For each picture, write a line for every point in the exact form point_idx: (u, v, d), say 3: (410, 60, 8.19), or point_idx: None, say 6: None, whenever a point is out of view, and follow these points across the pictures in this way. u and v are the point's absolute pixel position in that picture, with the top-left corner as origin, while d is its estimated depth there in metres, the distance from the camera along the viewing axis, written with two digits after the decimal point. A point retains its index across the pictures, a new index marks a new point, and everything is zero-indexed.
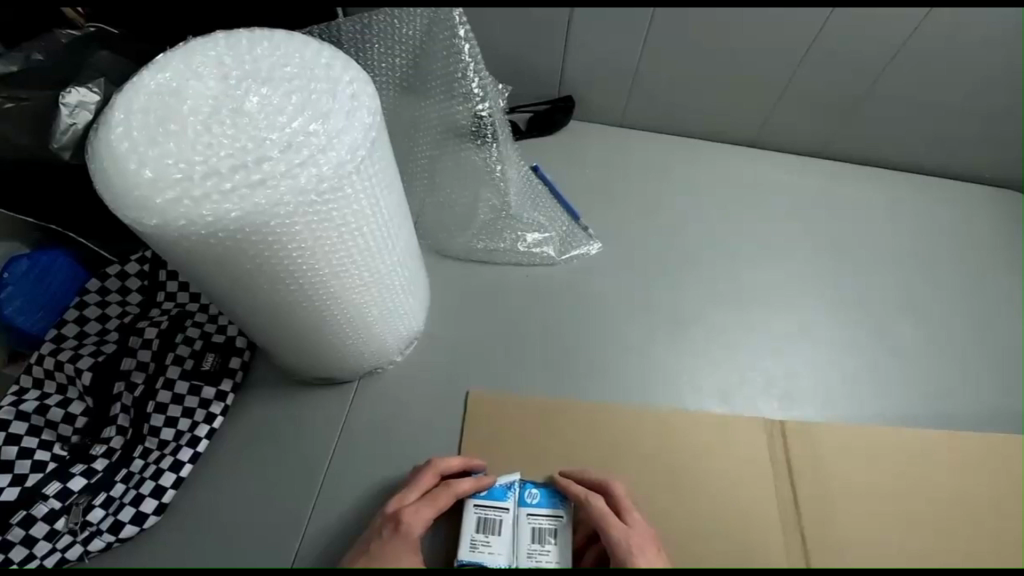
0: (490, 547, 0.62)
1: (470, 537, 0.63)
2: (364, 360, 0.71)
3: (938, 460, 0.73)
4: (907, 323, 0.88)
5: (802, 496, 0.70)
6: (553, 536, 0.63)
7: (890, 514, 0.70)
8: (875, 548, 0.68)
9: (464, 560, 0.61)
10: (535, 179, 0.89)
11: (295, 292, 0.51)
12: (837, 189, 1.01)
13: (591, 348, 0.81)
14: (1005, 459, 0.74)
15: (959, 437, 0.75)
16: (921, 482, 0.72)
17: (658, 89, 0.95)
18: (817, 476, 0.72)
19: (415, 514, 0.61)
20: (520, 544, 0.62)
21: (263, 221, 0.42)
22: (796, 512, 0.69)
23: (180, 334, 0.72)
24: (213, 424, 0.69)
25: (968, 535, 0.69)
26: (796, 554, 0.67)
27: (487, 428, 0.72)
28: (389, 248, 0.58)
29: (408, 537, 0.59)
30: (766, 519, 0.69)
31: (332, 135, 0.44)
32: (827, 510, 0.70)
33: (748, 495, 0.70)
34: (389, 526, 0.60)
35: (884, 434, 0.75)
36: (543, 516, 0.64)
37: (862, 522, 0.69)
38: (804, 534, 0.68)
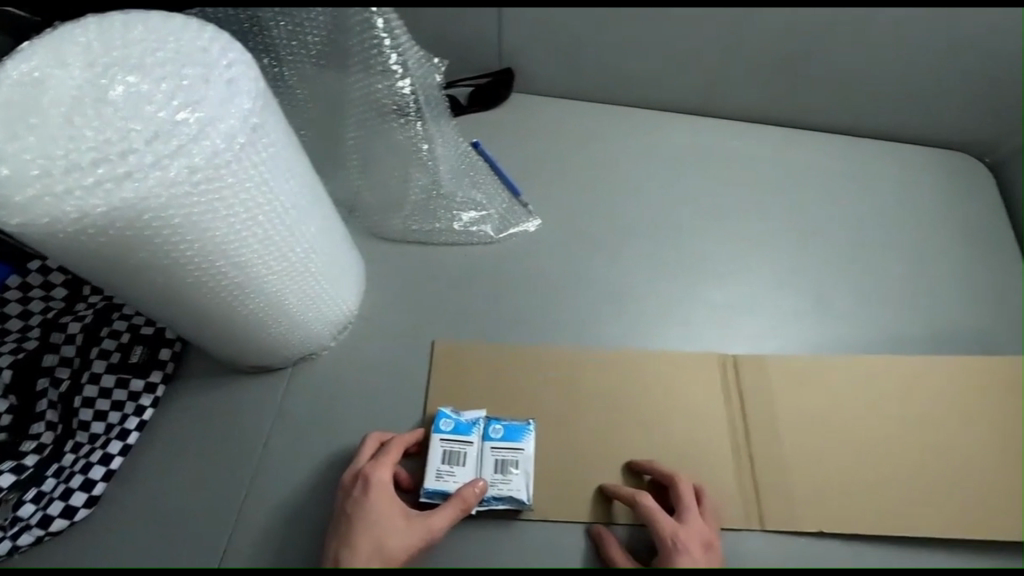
0: (454, 477, 0.64)
1: (436, 468, 0.64)
2: (292, 347, 0.70)
3: (891, 393, 0.76)
4: (848, 293, 0.88)
5: (752, 427, 0.74)
6: (516, 467, 0.65)
7: (832, 450, 0.72)
8: (814, 485, 0.70)
9: (430, 489, 0.63)
10: (473, 155, 0.89)
11: (195, 287, 0.50)
12: (786, 156, 1.00)
13: (527, 326, 0.81)
14: (952, 388, 0.76)
15: (909, 370, 0.77)
16: (867, 413, 0.74)
17: (597, 58, 0.93)
18: (767, 413, 0.74)
19: (377, 467, 0.62)
20: (483, 476, 0.64)
21: (135, 215, 0.41)
22: (747, 446, 0.72)
23: (106, 327, 0.71)
24: (144, 417, 0.69)
25: (917, 458, 0.72)
26: (746, 482, 0.70)
27: (454, 371, 0.75)
28: (295, 236, 0.57)
29: (381, 488, 0.61)
30: (717, 452, 0.72)
31: (205, 123, 0.42)
32: (775, 439, 0.73)
33: (697, 428, 0.73)
34: (359, 485, 0.61)
35: (835, 367, 0.77)
36: (506, 448, 0.66)
37: (808, 449, 0.72)
38: (755, 463, 0.71)
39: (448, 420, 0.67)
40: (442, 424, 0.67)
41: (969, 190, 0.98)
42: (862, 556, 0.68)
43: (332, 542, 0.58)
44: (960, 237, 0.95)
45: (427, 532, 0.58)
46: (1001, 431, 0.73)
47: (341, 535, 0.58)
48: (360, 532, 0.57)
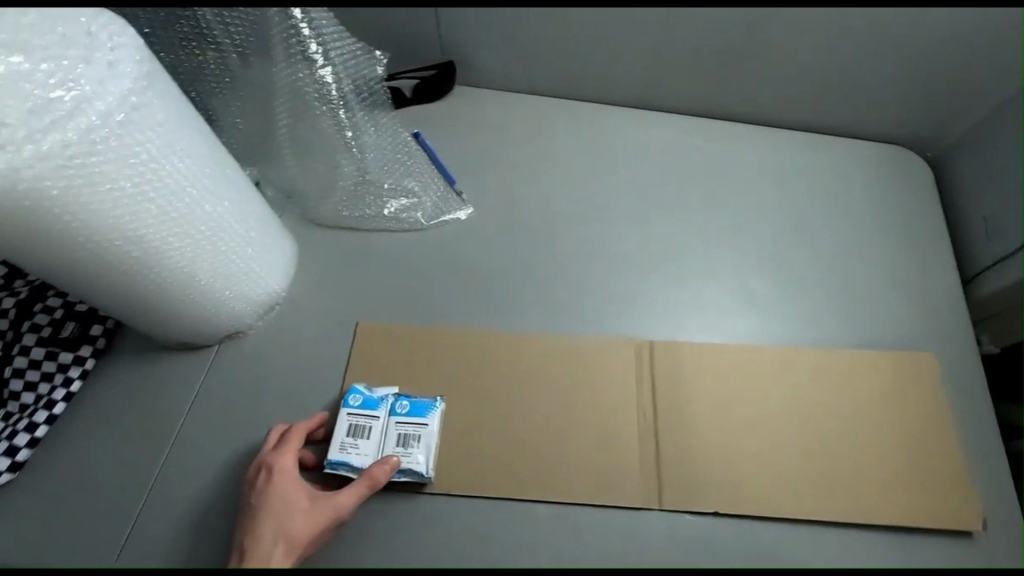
0: (357, 449, 0.68)
1: (340, 441, 0.68)
2: (209, 328, 0.73)
3: (800, 377, 0.78)
4: (778, 286, 0.88)
5: (660, 409, 0.76)
6: (417, 442, 0.68)
7: (734, 433, 0.74)
8: (712, 466, 0.72)
9: (334, 461, 0.67)
10: (412, 145, 0.92)
11: (92, 258, 0.53)
12: (727, 147, 1.00)
13: (451, 311, 0.83)
14: (864, 374, 0.78)
15: (819, 360, 0.79)
16: (772, 399, 0.76)
17: (535, 52, 0.96)
18: (675, 396, 0.76)
19: (278, 457, 0.64)
20: (385, 448, 0.68)
21: (9, 186, 0.43)
22: (653, 425, 0.75)
23: (39, 303, 0.74)
24: (71, 388, 0.72)
25: (820, 442, 0.74)
26: (648, 461, 0.73)
27: (375, 351, 0.79)
28: (199, 214, 0.60)
29: (284, 476, 0.63)
30: (622, 431, 0.75)
31: (80, 102, 0.45)
32: (681, 421, 0.75)
33: (605, 410, 0.76)
34: (261, 477, 0.63)
35: (746, 354, 0.79)
36: (410, 423, 0.69)
37: (711, 432, 0.74)
38: (659, 443, 0.74)
39: (358, 395, 0.71)
40: (351, 398, 0.70)
41: (919, 183, 0.96)
42: (753, 537, 0.70)
43: (239, 532, 0.60)
44: (910, 229, 0.92)
45: (332, 513, 0.61)
46: (907, 418, 0.75)
47: (246, 524, 0.60)
48: (264, 520, 0.60)
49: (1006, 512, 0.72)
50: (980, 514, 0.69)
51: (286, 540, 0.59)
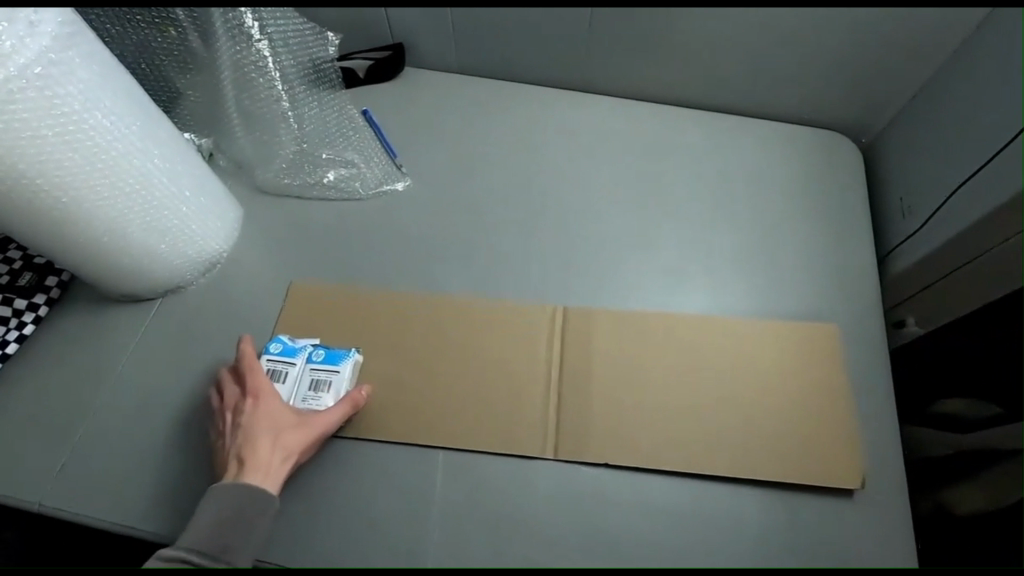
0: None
1: None
2: (149, 279, 0.79)
3: (703, 342, 0.81)
4: (699, 259, 0.91)
5: (566, 367, 0.80)
6: (328, 386, 0.75)
7: (632, 390, 0.78)
8: (608, 420, 0.77)
9: None
10: (358, 119, 0.98)
11: (22, 200, 0.59)
12: (662, 128, 1.03)
13: (381, 274, 0.88)
14: (764, 341, 0.82)
15: (725, 327, 0.83)
16: (674, 361, 0.80)
17: (477, 34, 1.01)
18: (581, 355, 0.81)
19: (260, 385, 0.71)
20: (298, 391, 0.74)
21: None
22: (557, 382, 0.79)
23: (1, 254, 0.81)
24: (24, 331, 0.79)
25: (715, 401, 0.77)
26: (548, 414, 0.77)
27: (305, 307, 0.84)
28: (126, 166, 0.66)
29: (269, 399, 0.70)
30: (528, 386, 0.79)
31: (1, 56, 0.51)
32: (584, 378, 0.79)
33: (513, 367, 0.80)
34: (248, 401, 0.69)
35: (655, 320, 0.83)
36: (323, 369, 0.76)
37: (611, 389, 0.78)
38: (561, 398, 0.78)
39: (279, 343, 0.77)
40: (272, 346, 0.77)
41: (846, 167, 0.99)
42: (643, 488, 0.74)
43: (232, 448, 0.66)
44: (831, 211, 0.95)
45: (318, 429, 0.70)
46: (801, 385, 0.79)
47: (240, 440, 0.66)
48: (259, 435, 0.66)
49: (887, 477, 0.75)
50: (860, 472, 0.74)
51: (281, 451, 0.66)
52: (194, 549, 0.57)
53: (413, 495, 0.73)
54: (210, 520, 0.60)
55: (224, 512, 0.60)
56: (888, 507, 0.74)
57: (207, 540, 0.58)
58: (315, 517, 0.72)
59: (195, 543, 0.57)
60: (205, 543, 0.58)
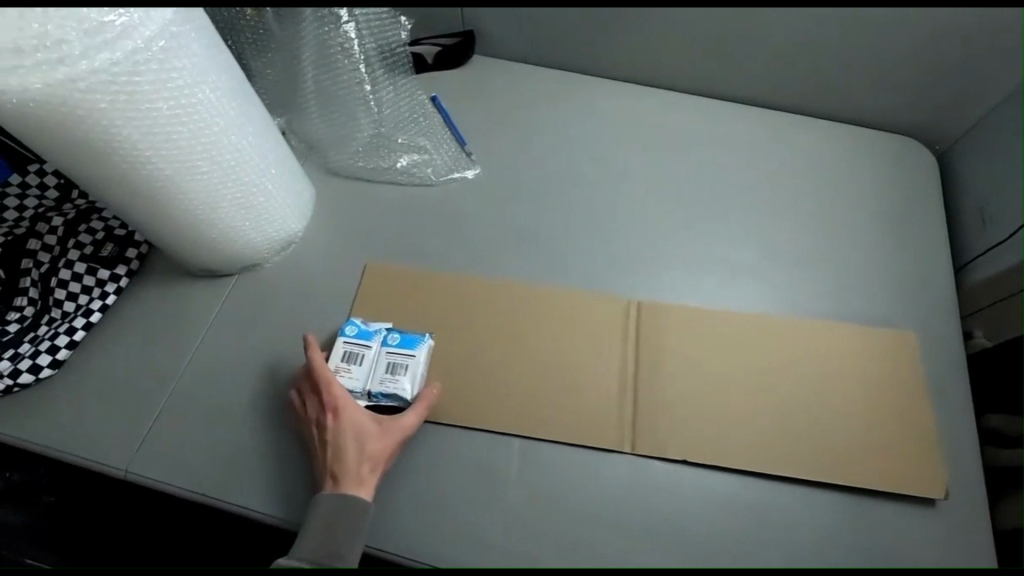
0: (350, 373, 0.74)
1: (334, 364, 0.74)
2: (234, 256, 0.80)
3: (777, 348, 0.81)
4: (769, 262, 0.90)
5: (641, 362, 0.80)
6: (404, 369, 0.73)
7: (708, 389, 0.78)
8: (684, 417, 0.77)
9: None
10: (429, 108, 0.96)
11: (132, 173, 0.60)
12: (731, 126, 1.02)
13: (450, 261, 0.88)
14: (837, 350, 0.81)
15: (799, 330, 0.83)
16: (749, 363, 0.80)
17: (548, 26, 1.00)
18: (656, 351, 0.81)
19: (337, 396, 0.70)
20: (375, 374, 0.74)
21: (66, 95, 0.51)
22: (630, 380, 0.79)
23: (84, 225, 0.83)
24: (106, 301, 0.81)
25: (790, 407, 0.77)
26: (625, 408, 0.77)
27: (376, 291, 0.84)
28: (225, 143, 0.66)
29: (347, 410, 0.70)
30: (602, 382, 0.79)
31: (127, 27, 0.52)
32: (659, 374, 0.79)
33: (587, 359, 0.80)
34: (328, 415, 0.69)
35: (728, 320, 0.83)
36: (399, 353, 0.75)
37: (686, 386, 0.79)
38: (636, 395, 0.78)
39: (354, 326, 0.77)
40: (347, 328, 0.77)
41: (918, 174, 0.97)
42: (715, 489, 0.74)
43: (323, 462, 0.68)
44: (902, 217, 0.94)
45: (397, 436, 0.70)
46: (877, 391, 0.79)
47: (329, 456, 0.68)
48: (345, 449, 0.67)
49: (958, 490, 0.74)
50: (944, 483, 0.73)
51: (368, 462, 0.68)
52: (307, 555, 0.62)
53: (482, 482, 0.74)
54: (316, 526, 0.64)
55: (326, 524, 0.64)
56: (961, 521, 0.73)
57: (316, 547, 0.62)
58: (390, 499, 0.73)
59: (307, 551, 0.62)
60: (316, 550, 0.62)
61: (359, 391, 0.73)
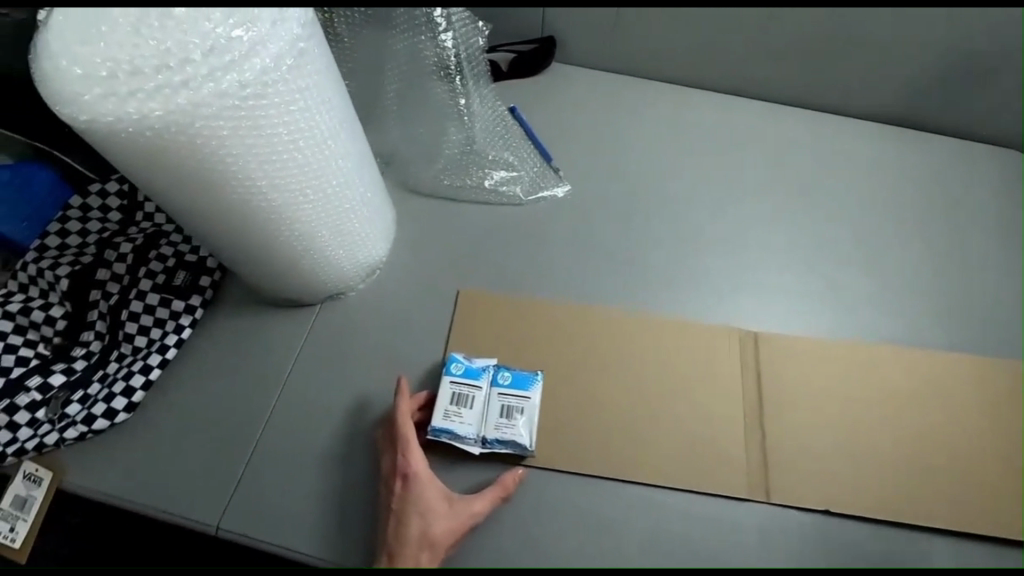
0: (461, 417, 0.69)
1: (444, 408, 0.69)
2: (323, 284, 0.74)
3: (909, 382, 0.76)
4: (884, 287, 0.84)
5: (766, 399, 0.74)
6: (520, 413, 0.70)
7: (840, 429, 0.73)
8: (818, 460, 0.71)
9: (438, 427, 0.68)
10: (509, 118, 0.89)
11: (239, 204, 0.54)
12: (829, 139, 0.96)
13: (547, 288, 0.82)
14: (971, 385, 0.76)
15: (928, 360, 0.77)
16: (880, 398, 0.75)
17: (638, 33, 0.93)
18: (780, 386, 0.75)
19: (414, 463, 0.65)
20: (488, 418, 0.69)
21: (189, 123, 0.44)
22: (757, 418, 0.73)
23: (154, 251, 0.76)
24: (182, 335, 0.74)
25: (928, 448, 0.72)
26: (755, 451, 0.71)
27: (473, 322, 0.78)
28: (332, 168, 0.59)
29: (420, 482, 0.64)
30: (727, 421, 0.73)
31: (256, 42, 0.45)
32: (786, 412, 0.74)
33: (708, 394, 0.74)
34: (399, 482, 0.64)
35: (852, 351, 0.78)
36: (512, 394, 0.71)
37: (816, 426, 0.73)
38: (765, 436, 0.72)
39: (459, 363, 0.72)
40: (453, 367, 0.72)
41: None
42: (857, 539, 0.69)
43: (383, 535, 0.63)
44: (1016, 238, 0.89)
45: (466, 521, 0.64)
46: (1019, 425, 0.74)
47: (392, 529, 0.63)
48: (409, 526, 0.62)
49: None
50: None
51: (428, 546, 0.62)
52: None
53: (603, 533, 0.68)
54: None
55: None
56: None
57: None
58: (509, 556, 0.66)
59: None
60: None
61: (472, 437, 0.68)
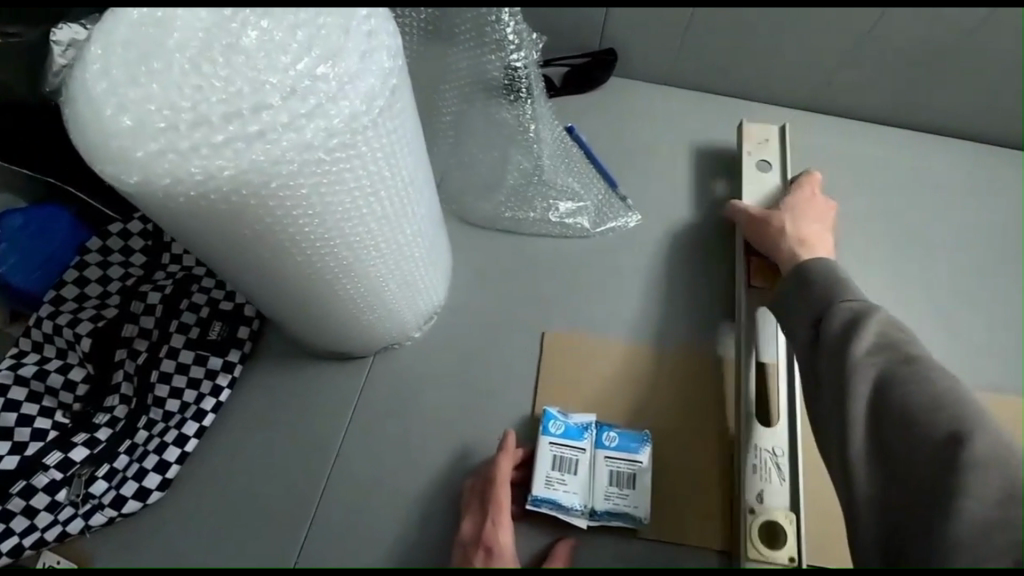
0: (565, 485, 0.62)
1: (545, 474, 0.62)
2: (381, 337, 0.65)
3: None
4: (993, 324, 0.76)
5: None
6: (631, 480, 0.62)
7: None
8: None
9: (540, 497, 0.61)
10: (569, 141, 0.80)
11: (305, 264, 0.45)
12: (919, 158, 0.87)
13: (625, 333, 0.73)
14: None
15: None
16: None
17: (709, 46, 0.84)
18: None
19: (499, 536, 0.56)
20: (596, 486, 0.62)
21: (263, 182, 0.35)
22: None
23: (185, 300, 0.67)
24: (220, 397, 0.65)
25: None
26: None
27: (560, 372, 0.69)
28: (407, 216, 0.51)
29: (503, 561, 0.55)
30: None
31: (343, 80, 0.37)
32: None
33: None
34: (479, 555, 0.56)
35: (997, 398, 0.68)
36: (620, 458, 0.64)
37: None
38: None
39: (557, 422, 0.65)
40: (551, 426, 0.64)
41: None
42: None
43: None
44: None
45: None
46: None
47: None
48: None
49: None
50: None
51: None
52: None
53: None
54: None
55: None
56: None
57: None
58: None
59: None
60: None
61: (579, 508, 0.61)
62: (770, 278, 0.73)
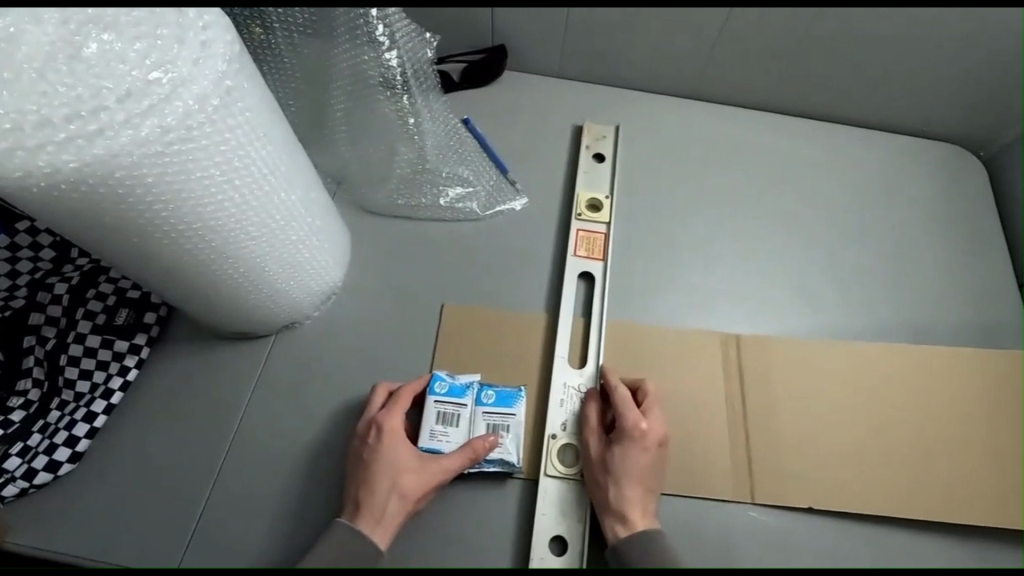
0: (448, 437, 0.69)
1: (429, 428, 0.69)
2: (278, 315, 0.71)
3: (888, 375, 0.77)
4: (834, 285, 0.85)
5: (749, 401, 0.75)
6: (506, 431, 0.70)
7: (822, 429, 0.74)
8: (799, 462, 0.72)
9: (425, 448, 0.68)
10: (463, 132, 0.88)
11: (177, 249, 0.52)
12: (781, 140, 0.97)
13: (509, 305, 0.80)
14: (942, 371, 0.77)
15: (898, 355, 0.78)
16: (858, 393, 0.76)
17: (587, 43, 0.92)
18: (763, 390, 0.76)
19: (391, 421, 0.66)
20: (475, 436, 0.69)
21: (109, 173, 0.42)
22: (743, 419, 0.74)
23: (92, 290, 0.73)
24: (128, 377, 0.71)
25: (904, 438, 0.74)
26: (739, 452, 0.72)
27: (452, 337, 0.77)
28: (276, 202, 0.58)
29: (393, 439, 0.65)
30: (713, 423, 0.74)
31: (177, 85, 0.44)
32: (772, 414, 0.75)
33: (689, 398, 0.75)
34: (371, 434, 0.66)
35: (827, 346, 0.79)
36: (497, 412, 0.71)
37: (801, 427, 0.74)
38: (748, 438, 0.73)
39: (443, 382, 0.72)
40: (437, 386, 0.71)
41: (963, 186, 0.95)
42: (823, 538, 0.70)
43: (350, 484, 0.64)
44: (957, 231, 0.91)
45: (436, 480, 0.64)
46: (991, 412, 0.75)
47: (358, 479, 0.64)
48: (375, 478, 0.63)
49: None
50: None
51: (395, 499, 0.62)
52: None
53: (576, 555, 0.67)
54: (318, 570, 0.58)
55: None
56: None
57: None
58: None
59: None
60: None
61: None
62: (598, 251, 0.83)
